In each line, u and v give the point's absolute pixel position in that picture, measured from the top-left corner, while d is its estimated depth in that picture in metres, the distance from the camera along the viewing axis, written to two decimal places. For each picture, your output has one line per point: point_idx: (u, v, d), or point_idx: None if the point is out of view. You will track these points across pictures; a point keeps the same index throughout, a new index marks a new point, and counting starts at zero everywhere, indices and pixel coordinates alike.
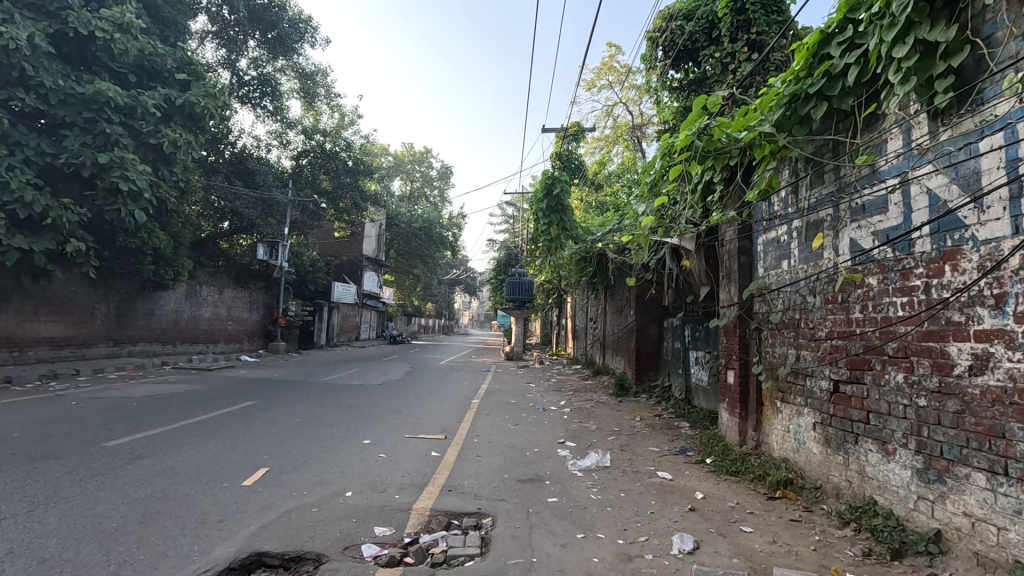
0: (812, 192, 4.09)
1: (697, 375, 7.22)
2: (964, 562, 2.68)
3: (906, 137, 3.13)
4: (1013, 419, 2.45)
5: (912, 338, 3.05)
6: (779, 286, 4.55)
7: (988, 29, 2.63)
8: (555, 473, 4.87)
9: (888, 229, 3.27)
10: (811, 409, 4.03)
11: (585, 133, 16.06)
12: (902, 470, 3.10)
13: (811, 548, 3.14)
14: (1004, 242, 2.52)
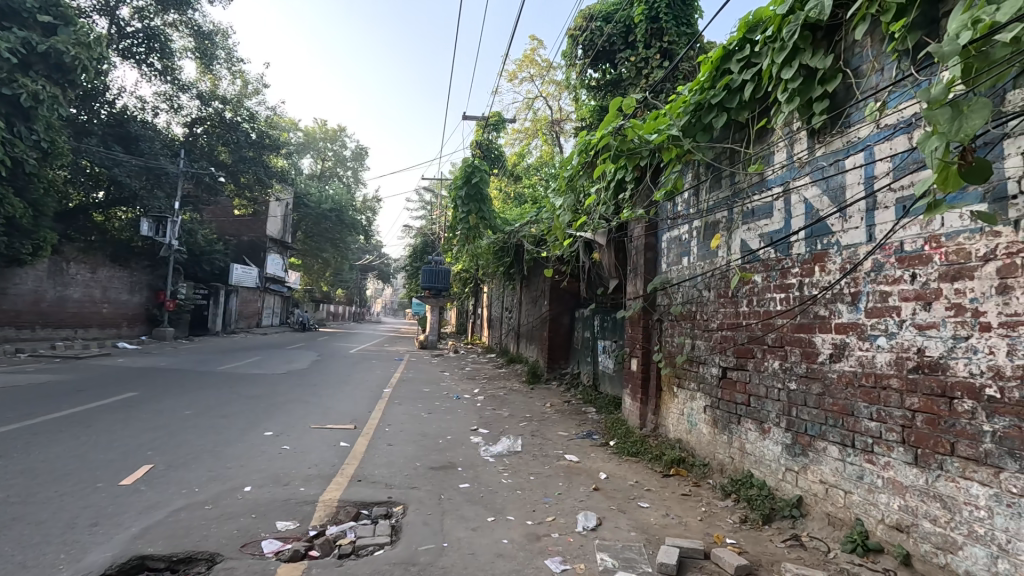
0: (711, 195, 4.46)
1: (604, 363, 7.62)
2: (818, 522, 3.11)
3: (789, 151, 3.52)
4: (861, 399, 2.87)
5: (786, 329, 3.46)
6: (680, 280, 4.92)
7: (856, 61, 3.01)
8: (468, 459, 4.93)
9: (772, 232, 3.67)
10: (703, 393, 4.42)
11: (505, 124, 16.13)
12: (774, 445, 3.51)
13: (698, 519, 3.48)
14: (860, 248, 2.92)
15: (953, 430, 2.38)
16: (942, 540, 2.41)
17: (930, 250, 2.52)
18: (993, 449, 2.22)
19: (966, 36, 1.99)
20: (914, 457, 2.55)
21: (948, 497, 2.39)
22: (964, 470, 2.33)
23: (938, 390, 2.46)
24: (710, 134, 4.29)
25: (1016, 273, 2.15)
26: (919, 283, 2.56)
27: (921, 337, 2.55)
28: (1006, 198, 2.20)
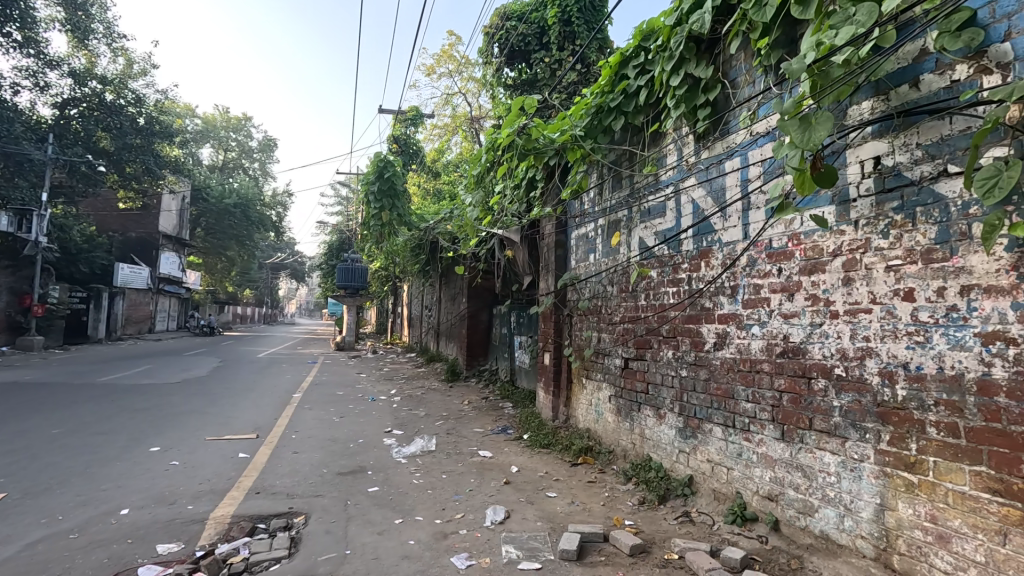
0: (613, 195, 4.67)
1: (520, 358, 7.76)
2: (705, 498, 3.37)
3: (679, 154, 3.77)
4: (739, 383, 3.14)
5: (678, 321, 3.71)
6: (587, 276, 5.11)
7: (733, 73, 3.28)
8: (378, 462, 4.81)
9: (665, 230, 3.91)
10: (608, 383, 4.63)
11: (423, 119, 15.82)
12: (669, 430, 3.76)
13: (601, 504, 3.64)
14: (737, 244, 3.18)
15: (811, 407, 2.67)
16: (803, 505, 2.70)
17: (792, 246, 2.79)
18: (840, 422, 2.51)
19: (811, 55, 2.26)
20: (782, 432, 2.83)
21: (807, 467, 2.68)
22: (820, 442, 2.61)
23: (799, 371, 2.74)
24: (611, 136, 4.51)
25: (856, 266, 2.44)
26: (784, 276, 2.84)
27: (786, 324, 2.83)
28: (849, 202, 2.48)
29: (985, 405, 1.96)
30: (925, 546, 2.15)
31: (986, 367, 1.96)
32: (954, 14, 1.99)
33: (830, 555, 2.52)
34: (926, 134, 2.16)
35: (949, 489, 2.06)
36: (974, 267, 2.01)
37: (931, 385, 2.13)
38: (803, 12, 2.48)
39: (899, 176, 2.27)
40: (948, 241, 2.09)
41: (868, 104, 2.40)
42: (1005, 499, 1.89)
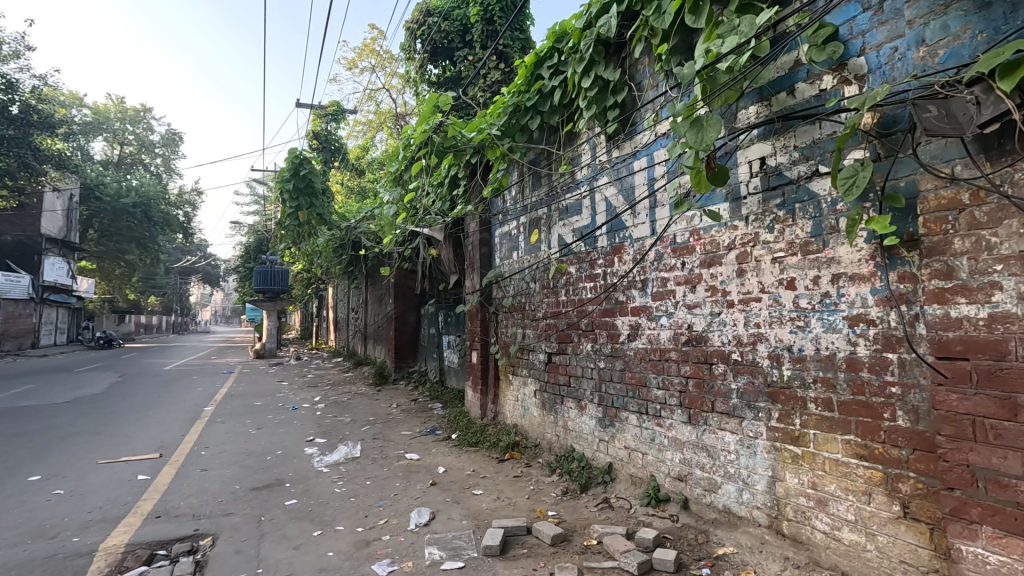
0: (533, 193, 4.74)
1: (449, 358, 7.70)
2: (623, 483, 3.51)
3: (592, 154, 3.90)
4: (651, 371, 3.30)
5: (596, 314, 3.84)
6: (511, 274, 5.16)
7: (639, 76, 3.43)
8: (298, 473, 4.58)
9: (581, 227, 4.03)
10: (533, 378, 4.71)
11: (345, 115, 15.22)
12: (590, 420, 3.88)
13: (526, 497, 3.71)
14: (646, 240, 3.34)
15: (713, 391, 2.86)
16: (708, 483, 2.88)
17: (693, 241, 2.97)
18: (737, 403, 2.71)
19: (700, 62, 2.46)
20: (688, 416, 3.02)
21: (711, 446, 2.87)
22: (721, 423, 2.81)
23: (702, 358, 2.93)
24: (528, 134, 4.59)
25: (748, 259, 2.65)
26: (687, 269, 3.02)
27: (690, 315, 3.01)
28: (740, 199, 2.68)
29: (853, 380, 2.19)
30: (807, 510, 2.37)
31: (853, 346, 2.19)
32: (820, 29, 2.21)
33: (731, 527, 2.72)
34: (801, 138, 2.38)
35: (827, 457, 2.28)
36: (841, 258, 2.23)
37: (810, 364, 2.35)
38: (696, 21, 2.65)
39: (780, 176, 2.48)
40: (821, 235, 2.31)
41: (753, 109, 2.61)
42: (870, 463, 2.12)
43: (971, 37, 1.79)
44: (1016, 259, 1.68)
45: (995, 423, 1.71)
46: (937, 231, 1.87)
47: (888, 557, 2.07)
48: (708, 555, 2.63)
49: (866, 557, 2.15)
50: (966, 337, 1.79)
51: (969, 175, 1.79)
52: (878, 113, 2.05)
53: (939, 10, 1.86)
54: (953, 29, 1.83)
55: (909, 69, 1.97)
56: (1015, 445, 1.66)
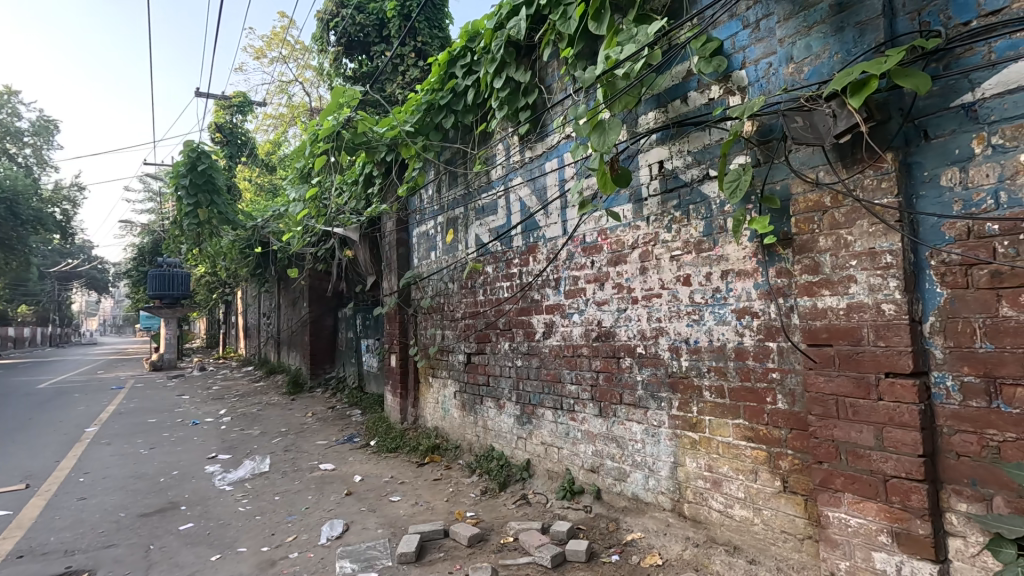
0: (449, 192, 4.69)
1: (368, 362, 7.44)
2: (540, 478, 3.57)
3: (506, 154, 3.93)
4: (565, 367, 3.39)
5: (513, 313, 3.87)
6: (429, 274, 5.07)
7: (549, 79, 3.51)
8: (196, 494, 4.21)
9: (497, 226, 4.05)
10: (453, 380, 4.66)
11: (252, 107, 14.20)
12: (509, 418, 3.91)
13: (444, 500, 3.68)
14: (558, 240, 3.42)
15: (622, 383, 2.98)
16: (618, 472, 3.00)
17: (601, 241, 3.08)
18: (643, 394, 2.85)
19: (601, 67, 2.60)
20: (599, 409, 3.13)
21: (620, 437, 2.99)
22: (628, 414, 2.94)
23: (611, 352, 3.05)
24: (442, 133, 4.56)
25: (650, 257, 2.78)
26: (596, 267, 3.12)
27: (600, 311, 3.11)
28: (642, 200, 2.82)
29: (741, 367, 2.37)
30: (704, 491, 2.53)
31: (739, 336, 2.38)
32: (707, 43, 2.39)
33: (640, 513, 2.85)
34: (694, 143, 2.54)
35: (720, 441, 2.46)
36: (728, 255, 2.41)
37: (705, 355, 2.52)
38: (598, 28, 2.76)
39: (677, 178, 2.63)
40: (712, 234, 2.48)
41: (652, 115, 2.76)
42: (756, 444, 2.31)
43: (828, 56, 1.99)
44: (866, 256, 1.89)
45: (853, 400, 1.93)
46: (805, 231, 2.08)
47: (772, 529, 2.26)
48: (618, 542, 2.74)
49: (754, 531, 2.33)
50: (830, 326, 2.00)
51: (830, 180, 2.00)
52: (757, 122, 2.24)
53: (803, 31, 2.08)
54: (815, 49, 2.04)
55: (782, 83, 2.17)
56: (869, 420, 1.88)
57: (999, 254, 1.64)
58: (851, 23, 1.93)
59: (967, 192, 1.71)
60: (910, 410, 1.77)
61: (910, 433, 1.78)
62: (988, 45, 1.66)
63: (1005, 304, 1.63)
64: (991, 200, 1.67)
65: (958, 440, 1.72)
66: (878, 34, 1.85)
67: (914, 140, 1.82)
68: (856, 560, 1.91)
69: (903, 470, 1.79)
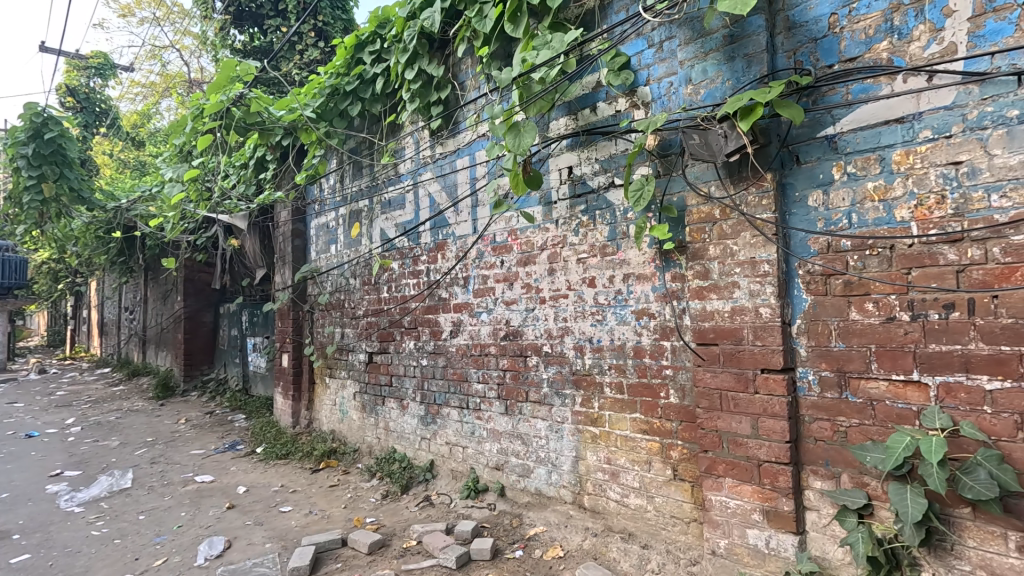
0: (352, 184, 4.47)
1: (255, 362, 6.86)
2: (444, 479, 3.53)
3: (416, 147, 3.82)
4: (471, 366, 3.38)
5: (418, 311, 3.79)
6: (328, 268, 4.78)
7: (461, 76, 3.47)
8: (33, 519, 3.58)
9: (405, 222, 3.93)
10: (352, 380, 4.44)
11: (116, 71, 12.38)
12: (412, 419, 3.82)
13: (341, 508, 3.51)
14: (468, 238, 3.41)
15: (527, 381, 3.04)
16: (522, 469, 3.06)
17: (511, 241, 3.11)
18: (548, 392, 2.93)
19: (517, 69, 2.66)
20: (505, 407, 3.16)
21: (525, 434, 3.04)
22: (533, 411, 3.01)
23: (518, 351, 3.10)
24: (347, 121, 4.34)
25: (557, 259, 2.87)
26: (505, 267, 3.15)
27: (508, 310, 3.15)
28: (551, 203, 2.90)
29: (639, 365, 2.53)
30: (603, 483, 2.67)
31: (638, 336, 2.53)
32: (616, 57, 2.51)
33: (542, 508, 2.93)
34: (601, 152, 2.66)
35: (619, 434, 2.60)
36: (630, 260, 2.56)
37: (606, 353, 2.66)
38: (514, 30, 2.79)
39: (585, 184, 2.74)
40: (615, 239, 2.62)
41: (563, 121, 2.84)
42: (650, 436, 2.48)
43: (721, 82, 2.20)
44: (748, 264, 2.11)
45: (734, 394, 2.14)
46: (698, 239, 2.27)
47: (663, 515, 2.44)
48: (521, 537, 2.80)
49: (647, 517, 2.50)
50: (717, 327, 2.20)
51: (720, 195, 2.20)
52: (658, 137, 2.41)
53: (701, 56, 2.27)
54: (710, 74, 2.23)
55: (680, 103, 2.35)
56: (747, 411, 2.10)
57: (851, 266, 1.91)
58: (740, 54, 2.13)
59: (828, 212, 1.97)
60: (779, 402, 2.01)
61: (779, 422, 2.02)
62: (847, 87, 1.93)
63: (853, 309, 1.91)
64: (846, 220, 1.93)
65: (816, 426, 1.98)
66: (762, 66, 2.07)
67: (788, 164, 2.06)
68: (734, 538, 2.13)
69: (773, 455, 2.03)
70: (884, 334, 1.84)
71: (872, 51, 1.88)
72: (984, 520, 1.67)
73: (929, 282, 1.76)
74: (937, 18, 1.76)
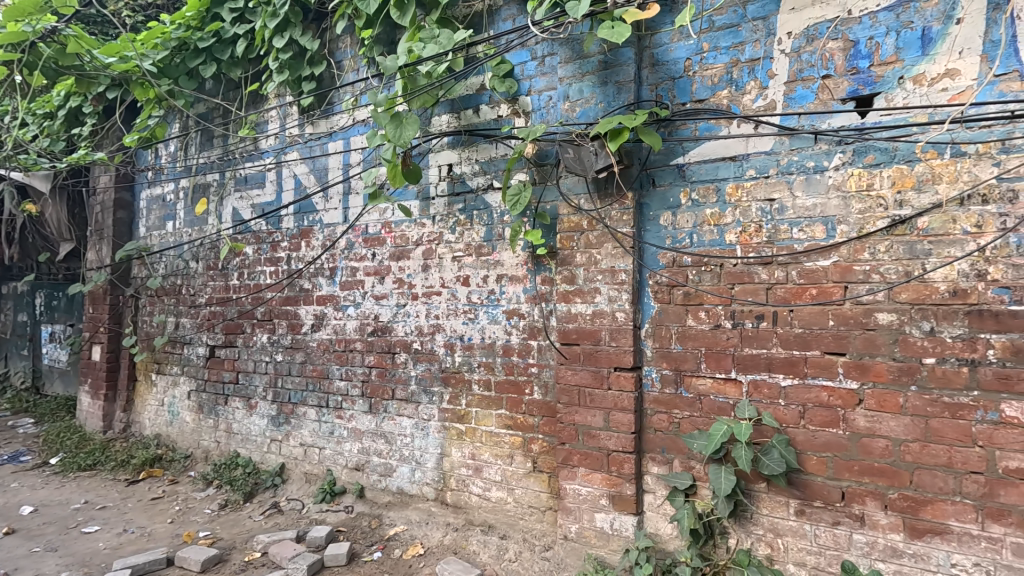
0: (199, 154, 3.95)
1: (52, 356, 5.66)
2: (295, 483, 3.28)
3: (282, 123, 3.51)
4: (333, 362, 3.19)
5: (274, 302, 3.47)
6: (161, 248, 4.13)
7: (339, 54, 3.26)
8: None
9: (264, 203, 3.57)
10: (187, 377, 3.91)
11: None
12: (260, 419, 3.48)
13: (167, 523, 3.08)
14: (337, 227, 3.21)
15: (394, 379, 2.97)
16: (384, 468, 2.97)
17: (384, 233, 3.02)
18: (415, 389, 2.89)
19: (403, 59, 2.59)
20: (369, 405, 3.05)
21: (389, 433, 2.97)
22: (399, 409, 2.94)
23: (386, 348, 3.00)
24: (198, 82, 3.84)
25: (433, 255, 2.85)
26: (377, 260, 3.04)
27: (377, 305, 3.04)
28: (429, 198, 2.87)
29: (507, 363, 2.63)
30: (466, 478, 2.71)
31: (508, 335, 2.63)
32: (501, 63, 2.58)
33: (403, 506, 2.88)
34: (482, 154, 2.71)
35: (484, 430, 2.67)
36: (503, 261, 2.64)
37: (477, 351, 2.71)
38: (401, 17, 2.73)
39: (464, 183, 2.77)
40: (491, 240, 2.68)
41: (445, 118, 2.84)
42: (514, 431, 2.59)
43: (595, 103, 2.38)
44: (609, 272, 2.32)
45: (590, 390, 2.34)
46: (567, 246, 2.43)
47: (522, 505, 2.56)
48: (380, 538, 2.73)
49: (506, 509, 2.60)
50: (579, 328, 2.38)
51: (588, 207, 2.38)
52: (536, 146, 2.52)
53: (578, 76, 2.43)
54: (586, 94, 2.41)
55: (558, 117, 2.50)
56: (601, 406, 2.31)
57: (690, 279, 2.22)
58: (612, 81, 2.34)
59: (675, 231, 2.25)
60: (628, 397, 2.25)
61: (627, 415, 2.25)
62: (695, 124, 2.23)
63: (690, 317, 2.21)
64: (688, 239, 2.23)
65: (656, 418, 2.26)
66: (630, 95, 2.30)
67: (646, 185, 2.31)
68: (583, 522, 2.33)
69: (620, 445, 2.26)
70: (712, 338, 2.16)
71: (716, 97, 2.20)
72: (775, 492, 2.05)
73: (747, 296, 2.11)
74: (764, 77, 2.12)
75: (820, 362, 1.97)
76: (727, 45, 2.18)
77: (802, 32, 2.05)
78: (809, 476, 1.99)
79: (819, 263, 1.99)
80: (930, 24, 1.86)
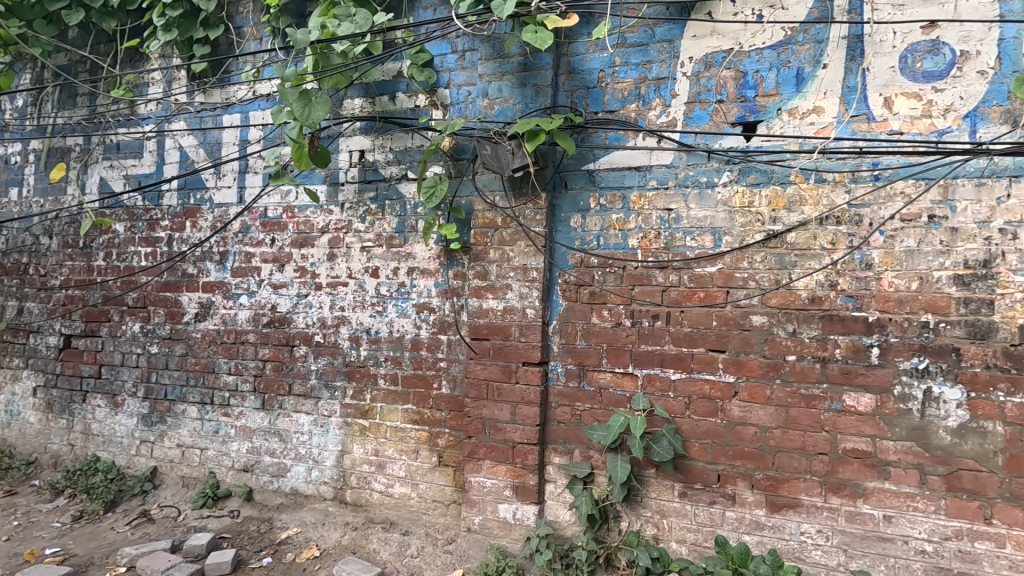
0: (58, 113, 3.41)
1: None
2: (171, 488, 2.96)
3: (167, 87, 3.14)
4: (220, 355, 2.92)
5: (150, 288, 3.09)
6: (1, 219, 3.49)
7: (238, 20, 2.99)
8: None
9: (140, 175, 3.17)
10: (32, 371, 3.35)
11: None
12: (128, 419, 3.09)
13: (3, 542, 2.66)
14: (230, 207, 2.95)
15: (291, 373, 2.79)
16: (276, 468, 2.79)
17: (285, 218, 2.82)
18: (315, 384, 2.75)
19: (315, 34, 2.43)
20: (262, 402, 2.83)
21: (283, 430, 2.79)
22: (295, 405, 2.78)
23: (283, 340, 2.81)
24: (60, 29, 3.31)
25: (339, 244, 2.72)
26: (276, 246, 2.84)
27: (275, 295, 2.84)
28: (337, 184, 2.74)
29: (415, 357, 2.59)
30: (368, 475, 2.63)
31: (417, 329, 2.59)
32: (420, 52, 2.53)
33: (297, 508, 2.73)
34: (396, 143, 2.64)
35: (389, 426, 2.61)
36: (415, 254, 2.60)
37: (383, 345, 2.64)
38: None
39: (376, 172, 2.68)
40: (403, 231, 2.62)
41: (358, 102, 2.73)
42: (420, 426, 2.56)
43: (513, 103, 2.43)
44: (520, 270, 2.37)
45: (499, 384, 2.38)
46: (480, 242, 2.45)
47: (425, 500, 2.55)
48: (270, 543, 2.56)
49: (409, 504, 2.57)
50: (490, 324, 2.41)
51: (503, 205, 2.42)
52: (453, 140, 2.51)
53: (498, 75, 2.46)
54: (504, 93, 2.45)
55: (476, 113, 2.51)
56: (508, 400, 2.36)
57: (595, 280, 2.34)
58: (530, 83, 2.40)
59: (584, 233, 2.37)
60: (535, 391, 2.33)
61: (533, 409, 2.33)
62: (606, 133, 2.36)
63: (594, 315, 2.34)
64: (595, 241, 2.36)
65: (560, 411, 2.36)
66: (546, 99, 2.37)
67: (558, 187, 2.40)
68: (487, 514, 2.37)
69: (526, 437, 2.33)
70: (613, 335, 2.31)
71: (625, 109, 2.34)
72: (662, 476, 2.24)
73: (645, 297, 2.27)
74: (667, 96, 2.30)
75: (704, 359, 2.19)
76: (637, 62, 2.33)
77: (700, 58, 2.26)
78: (691, 461, 2.20)
79: (707, 269, 2.21)
80: (803, 65, 2.13)
